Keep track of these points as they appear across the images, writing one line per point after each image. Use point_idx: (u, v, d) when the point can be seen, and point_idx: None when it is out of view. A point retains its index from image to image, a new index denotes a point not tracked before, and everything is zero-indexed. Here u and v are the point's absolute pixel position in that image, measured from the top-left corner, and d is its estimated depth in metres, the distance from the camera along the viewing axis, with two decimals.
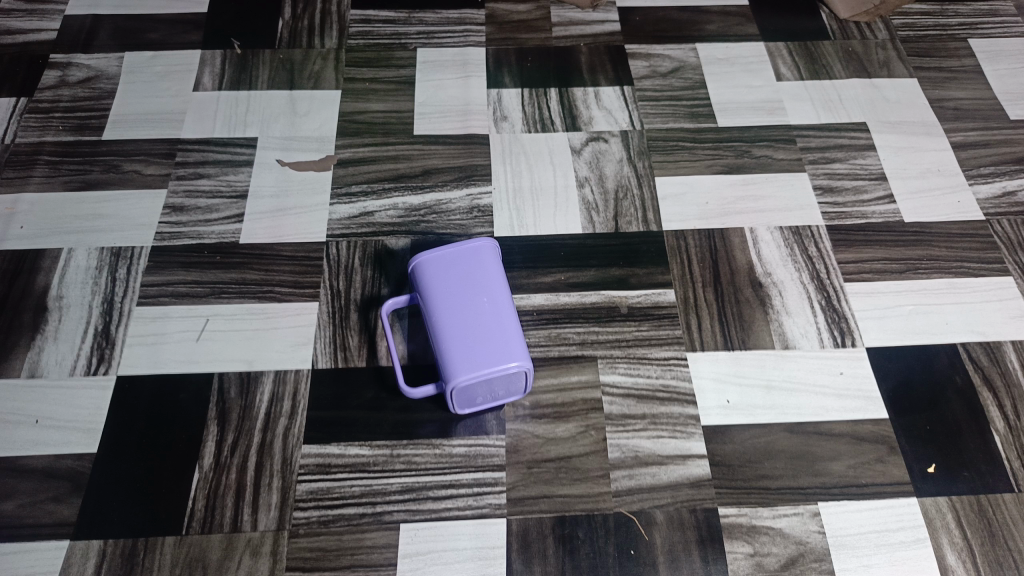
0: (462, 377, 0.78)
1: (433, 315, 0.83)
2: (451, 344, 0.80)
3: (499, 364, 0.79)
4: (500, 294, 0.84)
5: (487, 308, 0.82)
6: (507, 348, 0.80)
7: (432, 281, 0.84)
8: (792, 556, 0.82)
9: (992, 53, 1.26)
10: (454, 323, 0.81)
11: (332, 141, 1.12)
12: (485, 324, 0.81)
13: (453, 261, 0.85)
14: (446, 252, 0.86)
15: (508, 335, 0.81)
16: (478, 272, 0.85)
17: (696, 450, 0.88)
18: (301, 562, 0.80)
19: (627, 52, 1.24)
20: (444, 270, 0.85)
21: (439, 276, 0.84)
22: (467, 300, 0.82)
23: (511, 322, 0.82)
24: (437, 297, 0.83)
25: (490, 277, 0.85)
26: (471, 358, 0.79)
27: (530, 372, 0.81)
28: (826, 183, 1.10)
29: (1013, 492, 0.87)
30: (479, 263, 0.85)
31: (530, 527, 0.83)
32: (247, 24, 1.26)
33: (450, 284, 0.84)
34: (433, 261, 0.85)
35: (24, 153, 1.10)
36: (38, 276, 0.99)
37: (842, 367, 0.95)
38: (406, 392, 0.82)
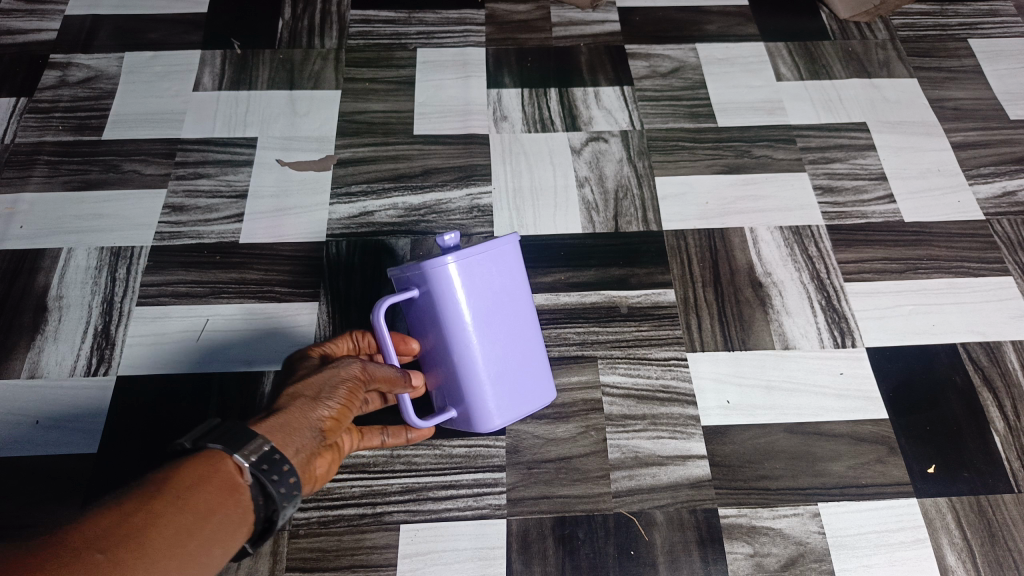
0: (498, 422, 0.78)
1: (461, 339, 0.75)
2: (481, 378, 0.76)
3: (531, 404, 0.80)
4: (530, 310, 0.79)
5: (522, 332, 0.77)
6: (539, 381, 0.80)
7: (461, 297, 0.73)
8: (792, 556, 0.82)
9: (993, 52, 1.26)
10: (486, 353, 0.76)
11: (332, 141, 1.12)
12: (516, 353, 0.77)
13: (485, 271, 0.74)
14: (475, 260, 0.72)
15: (537, 363, 0.80)
16: (512, 285, 0.76)
17: (696, 450, 0.88)
18: (302, 563, 0.80)
19: (627, 52, 1.24)
20: (475, 284, 0.73)
21: (467, 289, 0.73)
22: (502, 323, 0.76)
23: (538, 346, 0.80)
24: (468, 318, 0.74)
25: (521, 287, 0.77)
26: (502, 399, 0.78)
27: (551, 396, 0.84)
28: (826, 183, 1.10)
29: (1013, 492, 0.87)
30: (513, 271, 0.76)
31: (530, 527, 0.83)
32: (247, 24, 1.25)
33: (484, 301, 0.74)
34: (457, 269, 0.72)
35: (23, 153, 1.10)
36: (38, 276, 0.99)
37: (842, 368, 0.95)
38: (416, 426, 0.76)
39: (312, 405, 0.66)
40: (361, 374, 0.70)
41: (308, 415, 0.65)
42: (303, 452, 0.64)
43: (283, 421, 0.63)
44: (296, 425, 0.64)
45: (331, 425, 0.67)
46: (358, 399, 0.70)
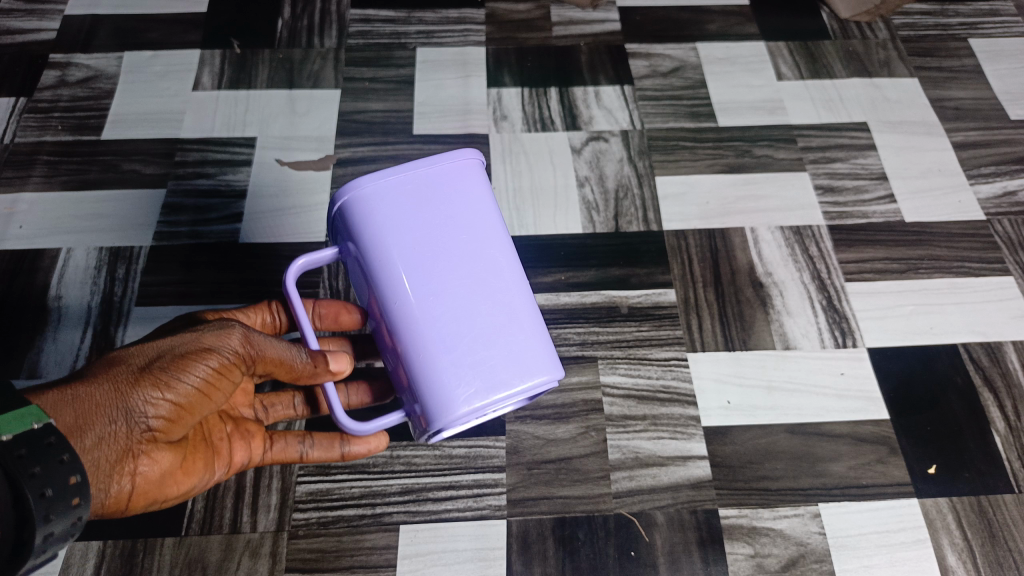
0: (459, 410, 0.60)
1: (407, 283, 0.62)
2: (433, 342, 0.61)
3: (507, 381, 0.60)
4: (498, 240, 0.65)
5: (484, 274, 0.63)
6: (524, 346, 0.62)
7: (397, 226, 0.63)
8: (792, 557, 0.83)
9: (993, 52, 1.26)
10: (436, 304, 0.61)
11: (332, 141, 1.11)
12: (481, 302, 0.62)
13: (426, 195, 0.64)
14: (410, 182, 0.64)
15: (518, 320, 0.62)
16: (464, 212, 0.64)
17: (697, 451, 0.88)
18: (301, 563, 0.80)
19: (628, 51, 1.24)
20: (413, 211, 0.63)
21: (405, 219, 0.63)
22: (457, 259, 0.63)
23: (519, 296, 0.63)
24: (407, 256, 0.62)
25: (483, 213, 0.65)
26: (467, 370, 0.60)
27: (549, 371, 0.62)
28: (827, 183, 1.10)
29: (1013, 492, 0.87)
30: (469, 196, 0.65)
31: (531, 528, 0.83)
32: (247, 23, 1.25)
33: (427, 231, 0.63)
34: (387, 195, 0.63)
35: (23, 153, 1.10)
36: (37, 276, 0.98)
37: (843, 368, 0.94)
38: (351, 433, 0.61)
39: (123, 387, 0.58)
40: (208, 353, 0.61)
41: (114, 399, 0.57)
42: (101, 443, 0.57)
43: (82, 399, 0.57)
44: (95, 408, 0.57)
45: (152, 417, 0.59)
46: (203, 387, 0.61)
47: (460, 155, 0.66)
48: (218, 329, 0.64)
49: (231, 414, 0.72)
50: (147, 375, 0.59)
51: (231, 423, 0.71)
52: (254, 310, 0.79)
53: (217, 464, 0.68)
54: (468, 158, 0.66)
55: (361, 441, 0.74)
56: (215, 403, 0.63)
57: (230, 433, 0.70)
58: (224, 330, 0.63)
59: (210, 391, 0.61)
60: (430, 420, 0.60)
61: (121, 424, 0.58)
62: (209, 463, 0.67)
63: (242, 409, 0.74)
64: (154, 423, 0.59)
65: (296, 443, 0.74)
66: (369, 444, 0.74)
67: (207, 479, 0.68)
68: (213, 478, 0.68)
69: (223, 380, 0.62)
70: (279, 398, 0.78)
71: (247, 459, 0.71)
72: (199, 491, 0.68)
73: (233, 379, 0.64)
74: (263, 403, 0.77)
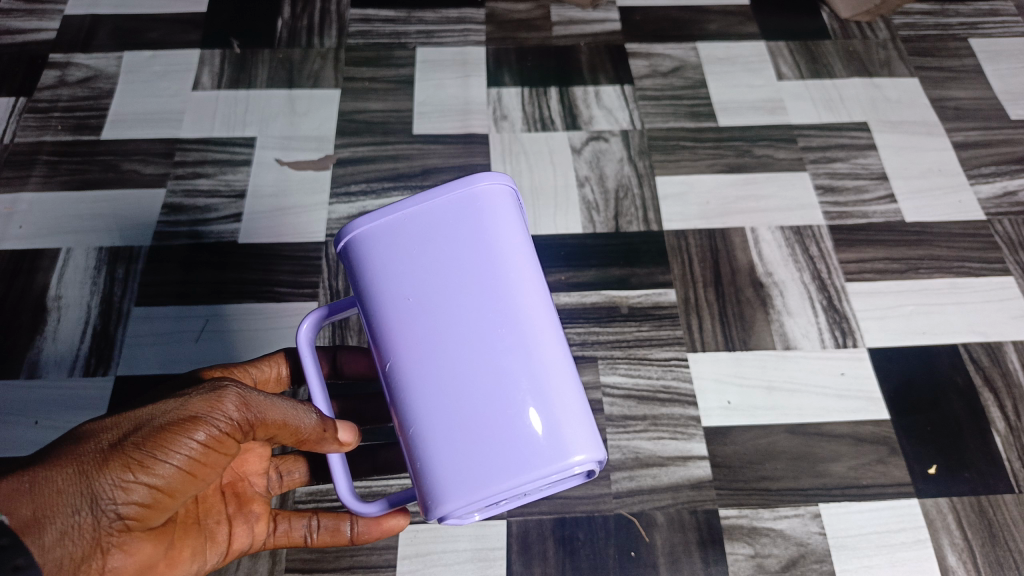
0: (453, 492, 0.54)
1: (408, 337, 0.57)
2: (432, 413, 0.56)
3: (521, 464, 0.54)
4: (512, 292, 0.58)
5: (492, 327, 0.57)
6: (544, 421, 0.55)
7: (398, 271, 0.59)
8: (793, 557, 0.83)
9: (992, 53, 1.25)
10: (436, 367, 0.57)
11: (332, 141, 1.11)
12: (489, 365, 0.56)
13: (435, 235, 0.60)
14: (418, 218, 0.60)
15: (540, 389, 0.56)
16: (474, 259, 0.59)
17: (697, 450, 0.88)
18: (301, 564, 0.81)
19: (628, 51, 1.23)
20: (417, 254, 0.59)
21: (408, 264, 0.59)
22: (461, 310, 0.58)
23: (531, 358, 0.57)
24: (408, 308, 0.58)
25: (503, 256, 0.59)
26: (469, 449, 0.55)
27: (580, 452, 0.54)
28: (827, 183, 1.10)
29: (1014, 492, 0.87)
30: (488, 234, 0.59)
31: (531, 528, 0.83)
32: (246, 23, 1.24)
33: (433, 278, 0.59)
34: (392, 234, 0.60)
35: (23, 153, 1.09)
36: (37, 276, 0.98)
37: (843, 367, 0.94)
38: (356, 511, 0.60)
39: (88, 469, 0.51)
40: (196, 423, 0.53)
41: (77, 486, 0.50)
42: (61, 540, 0.50)
43: (41, 486, 0.50)
44: (55, 496, 0.50)
45: (124, 503, 0.51)
46: (189, 465, 0.53)
47: (483, 183, 0.61)
48: (211, 390, 0.56)
49: (235, 489, 0.68)
50: (119, 455, 0.51)
51: (234, 502, 0.67)
52: (269, 361, 0.76)
53: (209, 551, 0.63)
54: (494, 188, 0.61)
55: (369, 525, 0.70)
56: (204, 481, 0.56)
57: (230, 515, 0.66)
58: (219, 392, 0.55)
59: (194, 469, 0.54)
60: (427, 509, 0.55)
61: (87, 515, 0.51)
62: (201, 551, 0.62)
63: (252, 478, 0.70)
64: (128, 512, 0.52)
65: (301, 525, 0.71)
66: (382, 525, 0.70)
67: (196, 566, 0.62)
68: (203, 565, 0.63)
69: (215, 454, 0.55)
70: (295, 464, 0.75)
71: (247, 543, 0.68)
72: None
73: (228, 450, 0.56)
74: (279, 469, 0.74)
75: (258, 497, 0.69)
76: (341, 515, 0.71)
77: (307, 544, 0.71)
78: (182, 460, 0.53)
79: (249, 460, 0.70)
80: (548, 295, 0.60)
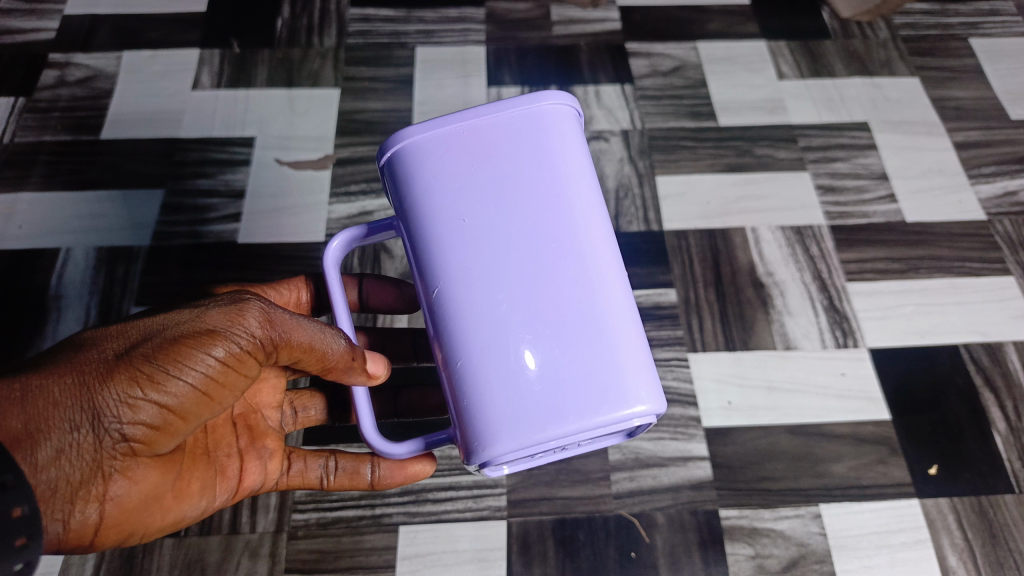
0: (501, 432, 0.53)
1: (459, 263, 0.57)
2: (484, 344, 0.55)
3: (577, 408, 0.53)
4: (567, 229, 0.58)
5: (548, 261, 0.57)
6: (604, 365, 0.54)
7: (455, 192, 0.58)
8: (793, 558, 0.83)
9: (993, 52, 1.25)
10: (491, 295, 0.56)
11: (332, 141, 1.11)
12: (548, 301, 0.56)
13: (497, 158, 0.59)
14: (482, 138, 0.60)
15: (603, 332, 0.55)
16: (530, 191, 0.59)
17: (697, 451, 0.88)
18: (301, 564, 0.81)
19: (628, 51, 1.23)
20: (476, 176, 0.59)
21: (464, 186, 0.59)
22: (516, 241, 0.57)
23: (589, 295, 0.56)
24: (463, 231, 0.57)
25: (570, 190, 0.59)
26: (521, 386, 0.54)
27: (642, 403, 0.54)
28: (828, 183, 1.10)
29: (1014, 492, 0.87)
30: (555, 164, 0.59)
31: (531, 528, 0.83)
32: (245, 21, 1.24)
33: (489, 206, 0.58)
34: (453, 151, 0.60)
35: (23, 153, 1.09)
36: (37, 275, 0.98)
37: (844, 368, 0.94)
38: (380, 452, 0.58)
39: (93, 383, 0.51)
40: (216, 337, 0.53)
41: (78, 400, 0.51)
42: (57, 459, 0.50)
43: (40, 398, 0.50)
44: (54, 409, 0.50)
45: (129, 423, 0.52)
46: (204, 383, 0.53)
47: (554, 112, 0.61)
48: (231, 305, 0.56)
49: (248, 422, 0.68)
50: (127, 369, 0.51)
51: (246, 435, 0.67)
52: (289, 286, 0.78)
53: (219, 486, 0.63)
54: (562, 118, 0.61)
55: (392, 469, 0.69)
56: (218, 403, 0.56)
57: (242, 449, 0.66)
58: (240, 308, 0.56)
59: (209, 388, 0.54)
60: (471, 449, 0.54)
61: (92, 432, 0.51)
62: (209, 485, 0.62)
63: (265, 411, 0.70)
64: (134, 431, 0.52)
65: (317, 466, 0.70)
66: (407, 471, 0.69)
67: (204, 501, 0.62)
68: (212, 501, 0.63)
69: (232, 374, 0.55)
70: (311, 401, 0.76)
71: (259, 481, 0.68)
72: (192, 519, 0.62)
73: (246, 371, 0.56)
74: (293, 404, 0.75)
75: (271, 432, 0.70)
76: (362, 458, 0.70)
77: (323, 486, 0.71)
78: (196, 377, 0.53)
79: (262, 392, 0.70)
80: (613, 237, 0.60)
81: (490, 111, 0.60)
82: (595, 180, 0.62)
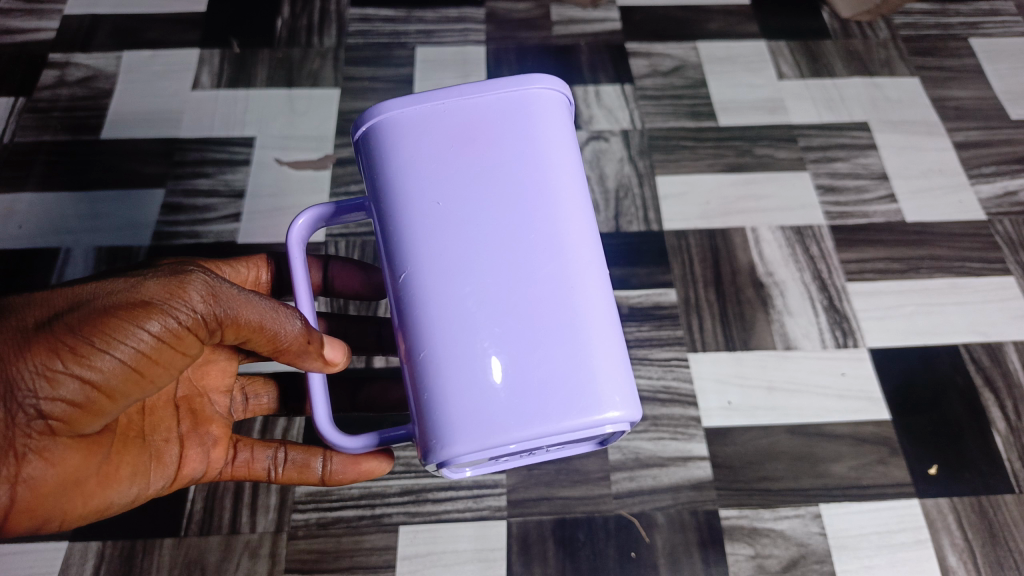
0: (462, 432, 0.53)
1: (432, 250, 0.57)
2: (451, 337, 0.55)
3: (543, 409, 0.53)
4: (546, 223, 0.58)
5: (526, 253, 0.57)
6: (577, 365, 0.55)
7: (432, 179, 0.58)
8: (793, 558, 0.83)
9: (993, 52, 1.25)
10: (463, 285, 0.56)
11: (331, 141, 1.11)
12: (523, 296, 0.56)
13: (478, 144, 0.59)
14: (464, 125, 0.60)
15: (579, 332, 0.56)
16: (510, 180, 0.59)
17: (697, 451, 0.88)
18: (301, 564, 0.81)
19: (628, 51, 1.23)
20: (455, 162, 0.59)
21: (442, 169, 0.59)
22: (493, 232, 0.57)
23: (565, 289, 0.56)
24: (437, 218, 0.57)
25: (554, 184, 0.59)
26: (485, 381, 0.54)
27: (615, 408, 0.54)
28: (828, 183, 1.10)
29: (1014, 492, 0.87)
30: (540, 157, 0.59)
31: (531, 528, 0.83)
32: (245, 22, 1.24)
33: (466, 192, 0.58)
34: (433, 136, 0.60)
35: (23, 153, 1.09)
36: (37, 276, 0.98)
37: (844, 368, 0.94)
38: (334, 445, 0.58)
39: (9, 355, 0.50)
40: (151, 312, 0.53)
41: None
42: None
43: None
44: None
45: (47, 398, 0.51)
46: (135, 359, 0.53)
47: (543, 104, 0.61)
48: (172, 278, 0.56)
49: (192, 406, 0.68)
50: (48, 340, 0.51)
51: (190, 421, 0.67)
52: (248, 264, 0.78)
53: (154, 473, 0.63)
54: (551, 110, 0.61)
55: (345, 464, 0.70)
56: (149, 381, 0.56)
57: (182, 435, 0.66)
58: (182, 282, 0.56)
59: (141, 365, 0.54)
60: (430, 448, 0.53)
61: (6, 408, 0.51)
62: (142, 471, 0.62)
63: (213, 396, 0.70)
64: (53, 408, 0.52)
65: (265, 457, 0.71)
66: (362, 468, 0.70)
67: (137, 488, 0.62)
68: (147, 488, 0.63)
69: (167, 350, 0.55)
70: (263, 389, 0.76)
71: (200, 470, 0.67)
72: (123, 506, 0.62)
73: (185, 348, 0.56)
74: (245, 391, 0.75)
75: (217, 418, 0.69)
76: (314, 451, 0.71)
77: (269, 478, 0.71)
78: (126, 352, 0.53)
79: (210, 375, 0.69)
80: (596, 235, 0.60)
81: (477, 94, 0.60)
82: (582, 178, 0.62)
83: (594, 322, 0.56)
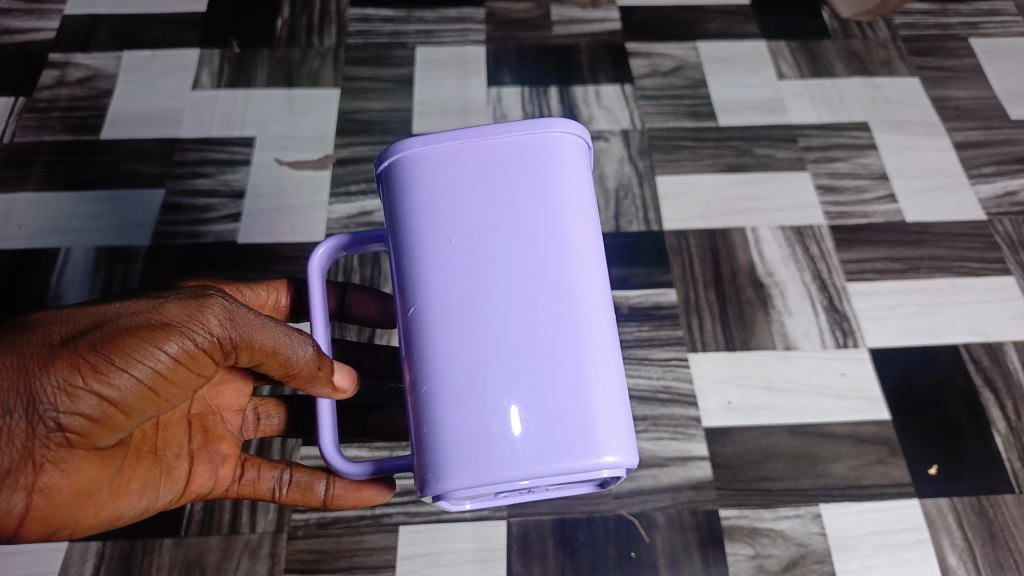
0: (459, 468, 0.53)
1: (442, 284, 0.57)
2: (455, 372, 0.55)
3: (541, 449, 0.53)
4: (555, 262, 0.58)
5: (534, 293, 0.57)
6: (578, 408, 0.54)
7: (446, 213, 0.59)
8: (793, 558, 0.83)
9: (992, 52, 1.25)
10: (471, 322, 0.56)
11: (331, 141, 1.11)
12: (529, 335, 0.56)
13: (494, 182, 0.59)
14: (480, 156, 0.60)
15: (583, 375, 0.55)
16: (521, 219, 0.59)
17: (697, 451, 0.88)
18: (300, 564, 0.81)
19: (628, 51, 1.23)
20: (470, 198, 0.59)
21: (457, 204, 0.59)
22: (502, 270, 0.57)
23: (572, 331, 0.56)
24: (449, 255, 0.58)
25: (566, 223, 0.59)
26: (487, 417, 0.54)
27: (611, 454, 0.53)
28: (827, 183, 1.10)
29: (1014, 492, 0.87)
30: (553, 193, 0.59)
31: (531, 529, 0.83)
32: (245, 22, 1.24)
33: (478, 229, 0.58)
34: (449, 169, 0.60)
35: (22, 153, 1.09)
36: (37, 276, 0.98)
37: (844, 368, 0.94)
38: (335, 470, 0.58)
39: (33, 368, 0.50)
40: (170, 332, 0.53)
41: (19, 382, 0.50)
42: None
43: None
44: None
45: (65, 413, 0.51)
46: (152, 378, 0.53)
47: (562, 140, 0.61)
48: (193, 300, 0.56)
49: (204, 424, 0.68)
50: (71, 355, 0.51)
51: (201, 437, 0.67)
52: (268, 287, 0.78)
53: (163, 487, 0.63)
54: (569, 148, 0.61)
55: (348, 489, 0.69)
56: (163, 401, 0.55)
57: (193, 451, 0.66)
58: (201, 304, 0.55)
59: (157, 385, 0.54)
60: (426, 480, 0.53)
61: (25, 418, 0.51)
62: (153, 484, 0.62)
63: (226, 414, 0.70)
64: (71, 422, 0.52)
65: (270, 477, 0.70)
66: (364, 494, 0.69)
67: (146, 500, 0.62)
68: (155, 502, 0.63)
69: (183, 371, 0.55)
70: (274, 410, 0.76)
71: (208, 486, 0.67)
72: (131, 518, 0.62)
73: (200, 369, 0.56)
74: (257, 411, 0.75)
75: (228, 436, 0.70)
76: (318, 474, 0.70)
77: (274, 498, 0.71)
78: (144, 371, 0.53)
79: (225, 395, 0.70)
80: (605, 277, 0.60)
81: (496, 132, 0.60)
82: (595, 216, 0.62)
83: (600, 366, 0.56)
